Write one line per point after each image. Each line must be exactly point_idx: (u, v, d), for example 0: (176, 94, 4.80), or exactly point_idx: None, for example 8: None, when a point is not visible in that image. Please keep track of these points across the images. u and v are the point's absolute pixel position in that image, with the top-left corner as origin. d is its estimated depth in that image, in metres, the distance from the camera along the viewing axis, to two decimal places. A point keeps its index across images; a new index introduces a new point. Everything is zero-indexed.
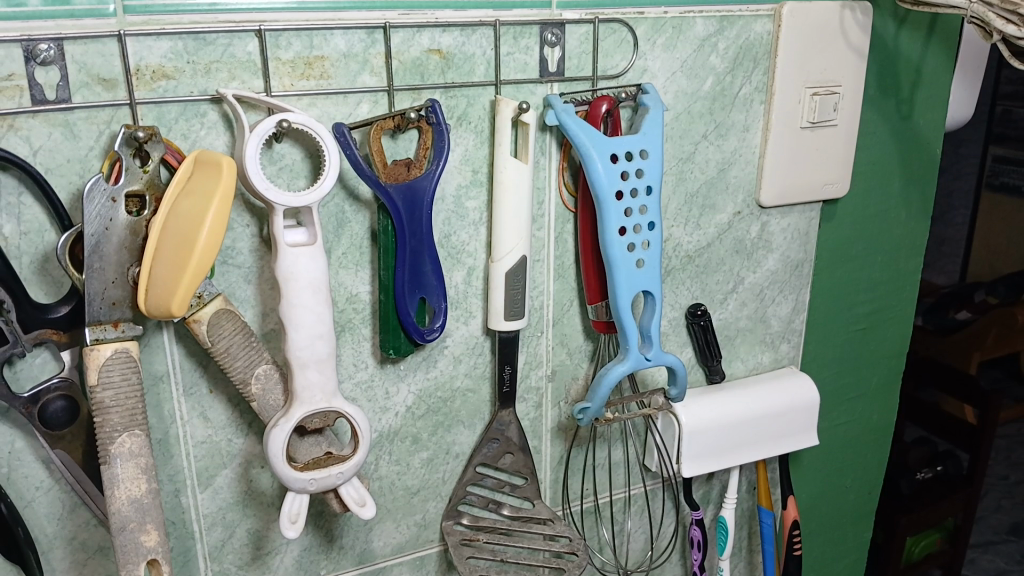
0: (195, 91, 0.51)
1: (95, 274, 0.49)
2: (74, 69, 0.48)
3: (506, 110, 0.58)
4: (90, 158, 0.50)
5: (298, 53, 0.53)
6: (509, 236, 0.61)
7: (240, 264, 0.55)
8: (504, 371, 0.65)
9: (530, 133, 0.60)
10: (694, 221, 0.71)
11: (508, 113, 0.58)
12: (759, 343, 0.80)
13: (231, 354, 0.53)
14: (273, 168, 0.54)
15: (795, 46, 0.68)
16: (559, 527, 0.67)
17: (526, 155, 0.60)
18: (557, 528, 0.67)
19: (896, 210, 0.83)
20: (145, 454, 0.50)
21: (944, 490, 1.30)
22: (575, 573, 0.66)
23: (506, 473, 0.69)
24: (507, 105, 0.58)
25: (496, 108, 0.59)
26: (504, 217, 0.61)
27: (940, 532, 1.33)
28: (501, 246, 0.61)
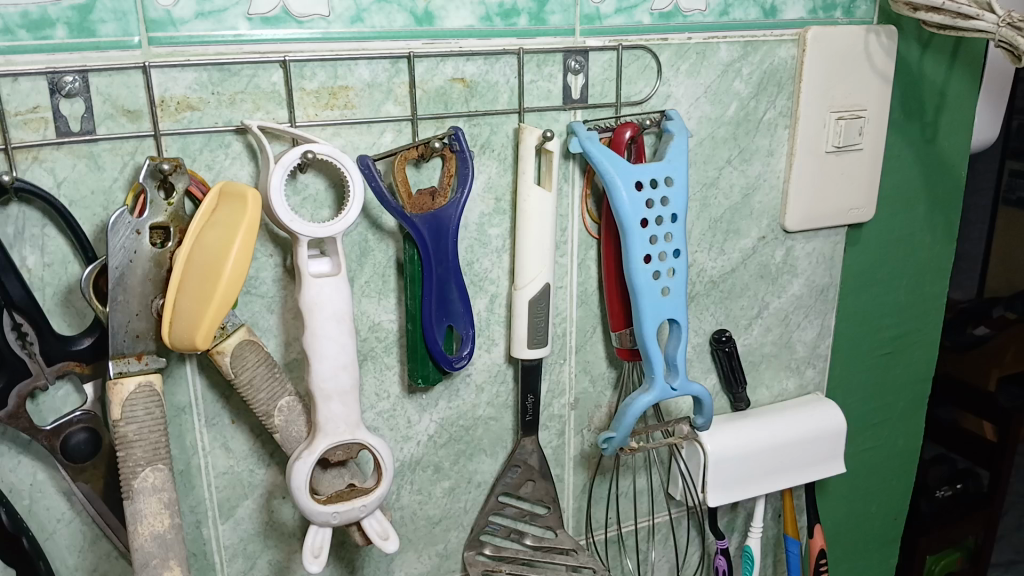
0: (220, 122, 0.51)
1: (120, 306, 0.48)
2: (99, 100, 0.48)
3: (529, 139, 0.58)
4: (115, 190, 0.50)
5: (322, 84, 0.53)
6: (533, 264, 0.60)
7: (264, 294, 0.55)
8: (527, 400, 0.65)
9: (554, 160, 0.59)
10: (717, 246, 0.70)
11: (532, 141, 0.58)
12: (784, 368, 0.79)
13: (254, 386, 0.53)
14: (297, 199, 0.54)
15: (819, 70, 0.68)
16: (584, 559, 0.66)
17: (550, 183, 0.59)
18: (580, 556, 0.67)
19: (921, 232, 0.82)
20: (167, 489, 0.50)
21: None
22: None
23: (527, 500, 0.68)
24: (531, 134, 0.58)
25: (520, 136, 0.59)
26: (528, 246, 0.60)
27: None
28: (525, 275, 0.61)
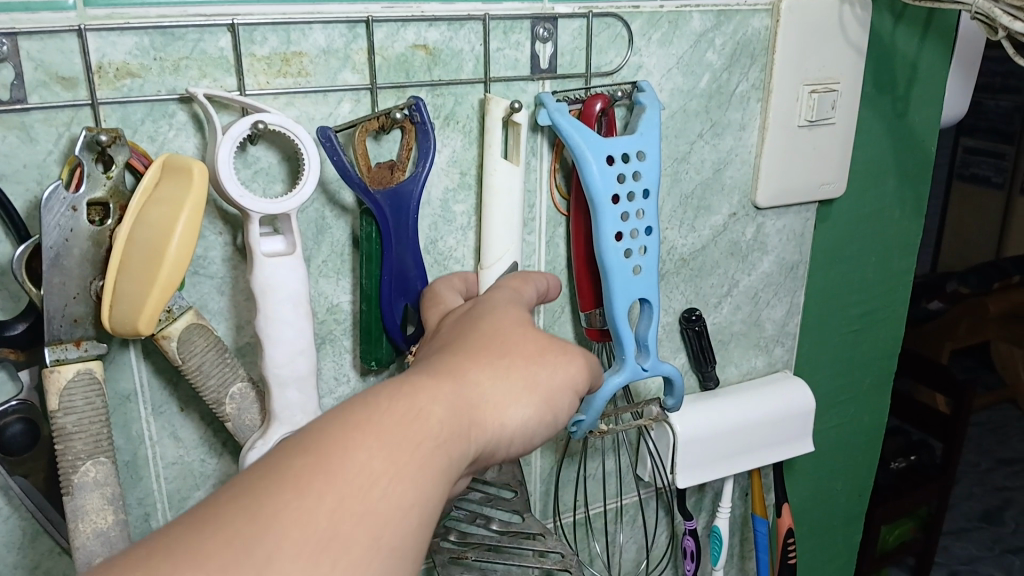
0: (163, 90, 0.48)
1: (55, 290, 0.45)
2: (30, 67, 0.44)
3: (496, 110, 0.55)
4: (49, 163, 0.46)
5: (274, 50, 0.49)
6: (499, 243, 0.57)
7: (213, 275, 0.52)
8: None
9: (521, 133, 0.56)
10: (688, 223, 0.68)
11: (499, 113, 0.55)
12: (753, 347, 0.78)
13: (204, 372, 0.49)
14: (248, 172, 0.50)
15: (792, 41, 0.66)
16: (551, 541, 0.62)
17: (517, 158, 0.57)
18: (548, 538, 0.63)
19: (890, 208, 0.81)
20: (111, 483, 0.47)
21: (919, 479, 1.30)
22: None
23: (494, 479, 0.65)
24: (498, 106, 0.55)
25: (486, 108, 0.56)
26: (494, 224, 0.57)
27: (913, 521, 1.33)
28: (492, 255, 0.58)
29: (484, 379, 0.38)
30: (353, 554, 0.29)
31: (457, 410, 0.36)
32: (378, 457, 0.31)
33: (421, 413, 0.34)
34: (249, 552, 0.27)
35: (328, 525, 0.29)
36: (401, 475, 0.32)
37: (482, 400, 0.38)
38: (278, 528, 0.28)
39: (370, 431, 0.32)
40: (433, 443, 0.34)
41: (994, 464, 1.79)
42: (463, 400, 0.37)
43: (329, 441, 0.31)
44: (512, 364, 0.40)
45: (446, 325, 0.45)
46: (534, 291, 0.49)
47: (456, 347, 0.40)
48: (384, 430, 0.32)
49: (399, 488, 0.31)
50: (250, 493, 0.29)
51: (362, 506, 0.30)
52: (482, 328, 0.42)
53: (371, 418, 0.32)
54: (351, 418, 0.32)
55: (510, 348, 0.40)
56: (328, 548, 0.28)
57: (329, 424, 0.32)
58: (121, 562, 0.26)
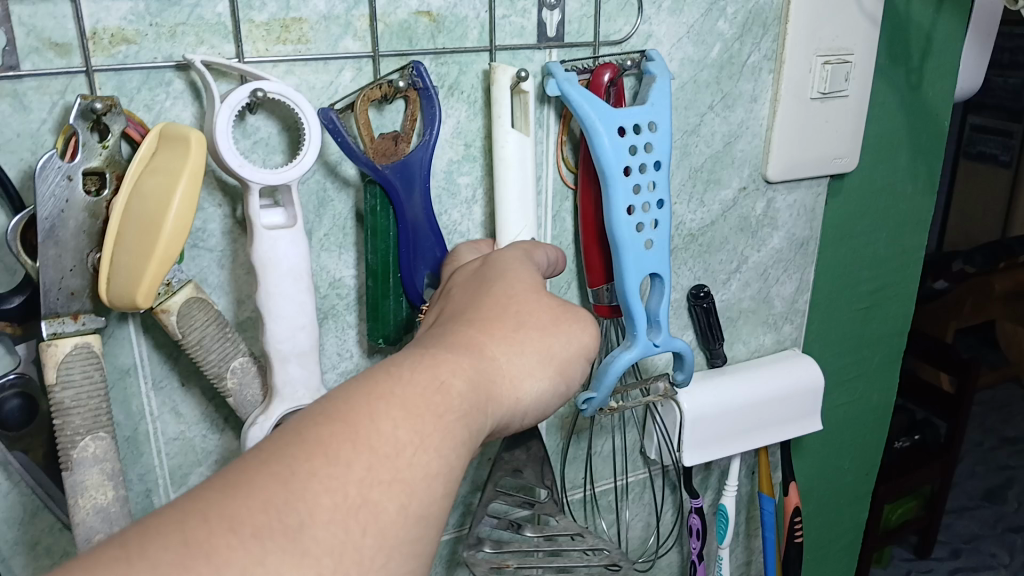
0: (159, 57, 0.46)
1: (50, 263, 0.44)
2: (22, 32, 0.43)
3: (503, 77, 0.53)
4: (43, 132, 0.45)
5: (273, 15, 0.48)
6: (512, 217, 0.56)
7: (213, 248, 0.51)
8: None
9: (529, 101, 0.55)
10: (697, 198, 0.67)
11: (507, 80, 0.53)
12: (762, 324, 0.77)
13: (204, 347, 0.49)
14: (247, 142, 0.49)
15: (806, 10, 0.64)
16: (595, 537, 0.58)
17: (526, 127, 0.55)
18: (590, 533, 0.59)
19: (902, 184, 0.79)
20: (111, 459, 0.46)
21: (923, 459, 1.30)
22: None
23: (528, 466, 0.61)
24: (505, 73, 0.53)
25: (492, 76, 0.54)
26: (508, 198, 0.56)
27: (917, 500, 1.37)
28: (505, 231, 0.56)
29: (502, 349, 0.40)
30: (380, 519, 0.31)
31: (478, 380, 0.38)
32: (403, 427, 0.33)
33: (443, 385, 0.36)
34: (281, 517, 0.29)
35: (357, 493, 0.31)
36: (427, 443, 0.33)
37: (499, 370, 0.39)
38: (310, 492, 0.30)
39: (394, 402, 0.34)
40: (455, 414, 0.35)
41: (998, 443, 1.78)
42: (482, 369, 0.38)
43: (357, 411, 0.33)
44: (528, 335, 0.41)
45: (457, 281, 0.47)
46: (547, 258, 0.51)
47: (472, 313, 0.42)
48: (408, 400, 0.34)
49: (424, 454, 0.33)
50: (284, 461, 0.30)
51: (390, 473, 0.32)
52: (498, 292, 0.43)
53: (395, 389, 0.34)
54: (376, 388, 0.34)
55: (527, 317, 0.42)
56: (355, 513, 0.30)
57: (355, 394, 0.33)
58: (154, 525, 0.28)
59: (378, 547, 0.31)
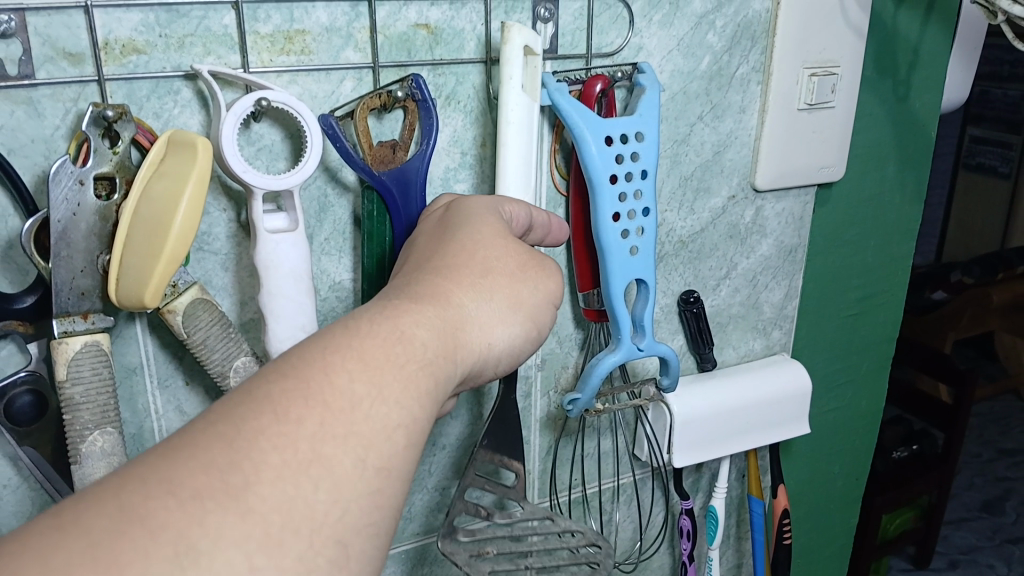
0: (168, 67, 0.48)
1: (62, 263, 0.46)
2: (37, 42, 0.45)
3: (513, 46, 0.53)
4: (56, 138, 0.47)
5: (277, 27, 0.50)
6: (517, 182, 0.56)
7: (217, 251, 0.53)
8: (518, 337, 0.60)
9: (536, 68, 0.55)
10: (687, 205, 0.69)
11: (518, 49, 0.53)
12: (752, 330, 0.78)
13: (208, 346, 0.50)
14: (252, 149, 0.51)
15: (793, 23, 0.66)
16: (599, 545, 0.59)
17: (532, 96, 0.55)
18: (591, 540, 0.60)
19: (890, 193, 0.81)
20: (118, 453, 0.48)
21: (919, 468, 1.31)
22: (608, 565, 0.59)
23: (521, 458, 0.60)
24: (516, 41, 0.53)
25: (506, 34, 0.53)
26: (511, 167, 0.56)
27: (914, 510, 1.37)
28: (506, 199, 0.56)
29: (468, 304, 0.41)
30: (334, 474, 0.32)
31: (442, 333, 0.39)
32: (358, 380, 0.34)
33: (405, 338, 0.37)
34: (224, 477, 0.30)
35: (309, 449, 0.31)
36: (385, 397, 0.34)
37: (465, 324, 0.41)
38: (260, 448, 0.31)
39: (350, 355, 0.35)
40: (415, 365, 0.36)
41: (996, 454, 1.80)
42: (449, 322, 0.40)
43: (314, 366, 0.34)
44: (495, 290, 0.43)
45: (423, 231, 0.48)
46: (530, 214, 0.51)
47: (441, 262, 0.43)
48: (367, 352, 0.35)
49: (380, 405, 0.34)
50: (233, 419, 0.31)
51: (344, 427, 0.33)
52: (467, 243, 0.44)
53: (350, 344, 0.35)
54: (333, 342, 0.35)
55: (497, 274, 0.43)
56: (306, 470, 0.31)
57: (309, 350, 0.34)
58: (111, 491, 0.29)
59: (330, 501, 0.32)
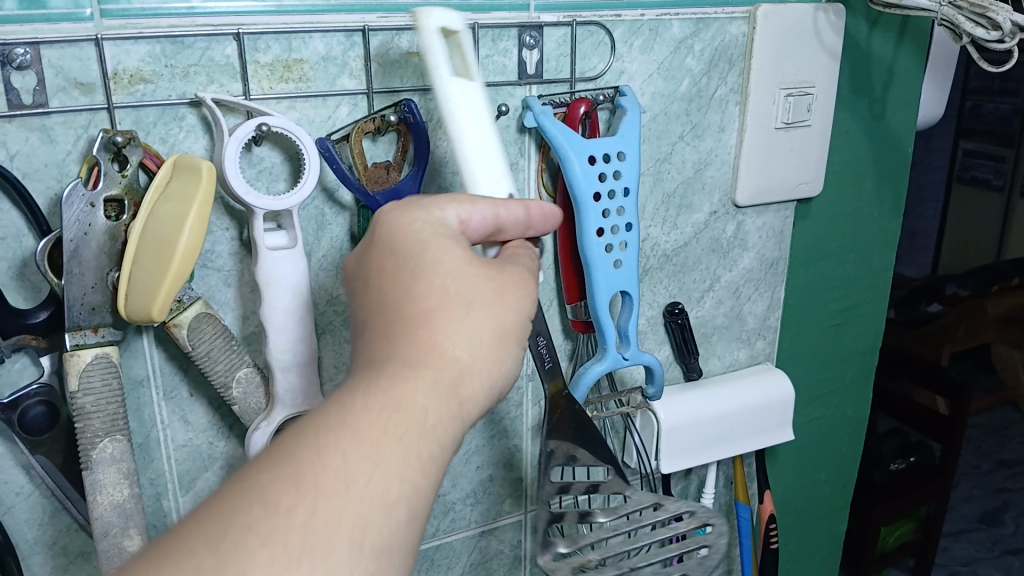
0: (174, 95, 0.51)
1: (74, 279, 0.48)
2: (51, 73, 0.48)
3: (428, 23, 0.48)
4: (68, 163, 0.50)
5: (276, 57, 0.53)
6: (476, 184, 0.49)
7: (220, 268, 0.55)
8: (539, 344, 0.58)
9: (465, 43, 0.49)
10: (671, 221, 0.72)
11: (434, 24, 0.48)
12: (736, 340, 0.81)
13: (212, 358, 0.53)
14: (253, 171, 0.54)
15: (768, 47, 0.69)
16: (677, 506, 0.65)
17: (468, 73, 0.49)
18: (667, 504, 0.65)
19: (868, 208, 0.84)
20: (127, 459, 0.50)
21: (916, 478, 1.33)
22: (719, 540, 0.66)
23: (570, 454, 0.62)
24: (431, 19, 0.48)
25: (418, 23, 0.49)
26: (470, 159, 0.49)
27: (913, 522, 1.37)
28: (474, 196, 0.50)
29: (490, 319, 0.40)
30: (328, 562, 0.32)
31: (473, 355, 0.39)
32: (353, 456, 0.34)
33: (438, 368, 0.38)
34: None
35: (300, 540, 0.31)
36: (428, 432, 0.36)
37: (501, 338, 0.41)
38: (249, 543, 0.31)
39: (344, 432, 0.34)
40: (451, 391, 0.38)
41: (994, 465, 1.82)
42: (479, 342, 0.40)
43: (356, 417, 0.35)
44: (517, 294, 0.42)
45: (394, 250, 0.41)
46: (493, 212, 0.44)
47: (448, 277, 0.40)
48: (403, 389, 0.37)
49: (427, 437, 0.36)
50: (222, 514, 0.31)
51: (337, 513, 0.33)
52: (463, 269, 0.40)
53: (346, 417, 0.35)
54: (327, 420, 0.35)
55: (514, 279, 0.42)
56: (299, 559, 0.31)
57: (304, 430, 0.34)
58: None
59: None
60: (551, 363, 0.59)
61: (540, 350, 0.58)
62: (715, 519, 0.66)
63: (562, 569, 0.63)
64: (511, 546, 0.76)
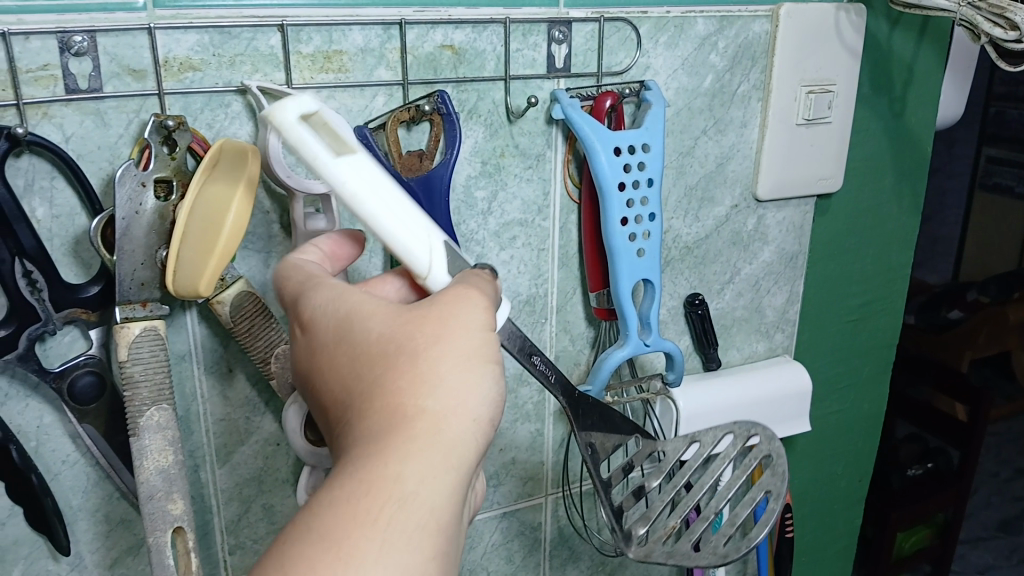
0: (221, 83, 0.54)
1: (126, 256, 0.51)
2: (106, 60, 0.51)
3: (286, 117, 0.41)
4: (120, 146, 0.53)
5: (318, 48, 0.56)
6: None
7: (260, 249, 0.58)
8: (538, 360, 0.51)
9: (328, 120, 0.43)
10: (693, 213, 0.74)
11: (292, 113, 0.41)
12: (755, 332, 0.83)
13: (252, 335, 0.56)
14: (294, 157, 0.57)
15: (791, 45, 0.71)
16: (714, 434, 0.63)
17: (350, 146, 0.43)
18: (704, 439, 0.63)
19: (888, 205, 0.86)
20: (171, 427, 0.53)
21: (935, 485, 1.34)
22: (772, 440, 0.64)
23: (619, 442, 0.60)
24: (284, 110, 0.41)
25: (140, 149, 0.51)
26: (399, 233, 0.43)
27: (929, 528, 1.37)
28: (414, 265, 0.44)
29: (445, 354, 0.41)
30: None
31: (440, 391, 0.40)
32: (327, 554, 0.34)
33: (408, 414, 0.39)
34: None
35: None
36: (419, 472, 0.38)
37: (467, 362, 0.41)
38: None
39: (310, 537, 0.35)
40: (434, 429, 0.39)
41: (1014, 473, 1.82)
42: (439, 379, 0.40)
43: (346, 483, 0.37)
44: (468, 306, 0.42)
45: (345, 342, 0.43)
46: (319, 250, 0.51)
47: (378, 335, 0.42)
48: (382, 444, 0.38)
49: (421, 478, 0.38)
50: None
51: None
52: (396, 332, 0.42)
53: (311, 520, 0.36)
54: (297, 530, 0.35)
55: (458, 295, 0.42)
56: None
57: (277, 548, 0.35)
58: None
59: None
60: (556, 375, 0.53)
61: (541, 371, 0.52)
62: (750, 430, 0.64)
63: (704, 557, 0.61)
64: (531, 528, 0.78)
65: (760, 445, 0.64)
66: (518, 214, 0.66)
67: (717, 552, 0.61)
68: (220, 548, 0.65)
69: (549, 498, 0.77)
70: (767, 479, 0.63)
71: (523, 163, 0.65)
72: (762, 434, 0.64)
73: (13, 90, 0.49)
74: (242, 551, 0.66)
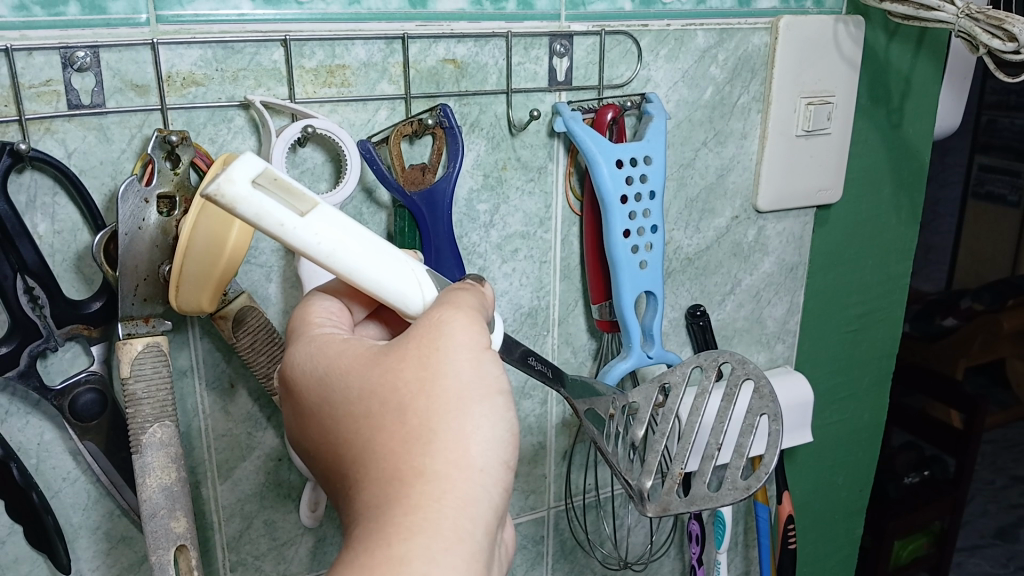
0: (224, 97, 0.54)
1: (128, 272, 0.50)
2: (109, 75, 0.51)
3: (241, 190, 0.36)
4: (122, 160, 0.52)
5: (321, 62, 0.56)
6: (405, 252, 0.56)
7: (263, 264, 0.58)
8: (532, 363, 0.52)
9: (282, 176, 0.38)
10: (693, 225, 0.74)
11: (245, 183, 0.36)
12: (756, 342, 0.83)
13: (255, 350, 0.55)
14: (296, 171, 0.57)
15: (789, 56, 0.71)
16: (684, 371, 0.60)
17: (307, 200, 0.39)
18: (675, 380, 0.60)
19: (887, 215, 0.86)
20: (174, 444, 0.53)
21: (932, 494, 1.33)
22: (739, 360, 0.61)
23: (605, 402, 0.59)
24: (236, 180, 0.36)
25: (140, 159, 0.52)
26: (370, 274, 0.42)
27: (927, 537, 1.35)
28: (392, 300, 0.43)
29: (444, 402, 0.39)
30: None
31: (435, 445, 0.38)
32: None
33: (413, 474, 0.38)
34: None
35: None
36: (432, 540, 0.36)
37: (459, 404, 0.39)
38: None
39: None
40: (436, 488, 0.37)
41: (1010, 481, 1.81)
42: (432, 433, 0.39)
43: (352, 569, 0.35)
44: (449, 330, 0.40)
45: (350, 398, 0.42)
46: (331, 298, 0.49)
47: (365, 395, 0.41)
48: (382, 519, 0.37)
49: (430, 548, 0.36)
50: None
51: None
52: (393, 383, 0.40)
53: None
54: None
55: (436, 320, 0.40)
56: None
57: None
58: None
59: None
60: (553, 369, 0.54)
61: (540, 370, 0.53)
62: (718, 359, 0.61)
63: (727, 495, 0.57)
64: (533, 542, 0.77)
65: (734, 371, 0.61)
66: (520, 226, 0.66)
67: (738, 485, 0.58)
68: (221, 565, 0.64)
69: (551, 511, 0.77)
70: (755, 404, 0.60)
71: (525, 175, 0.65)
72: (733, 360, 0.61)
73: (15, 105, 0.49)
74: (243, 568, 0.65)
